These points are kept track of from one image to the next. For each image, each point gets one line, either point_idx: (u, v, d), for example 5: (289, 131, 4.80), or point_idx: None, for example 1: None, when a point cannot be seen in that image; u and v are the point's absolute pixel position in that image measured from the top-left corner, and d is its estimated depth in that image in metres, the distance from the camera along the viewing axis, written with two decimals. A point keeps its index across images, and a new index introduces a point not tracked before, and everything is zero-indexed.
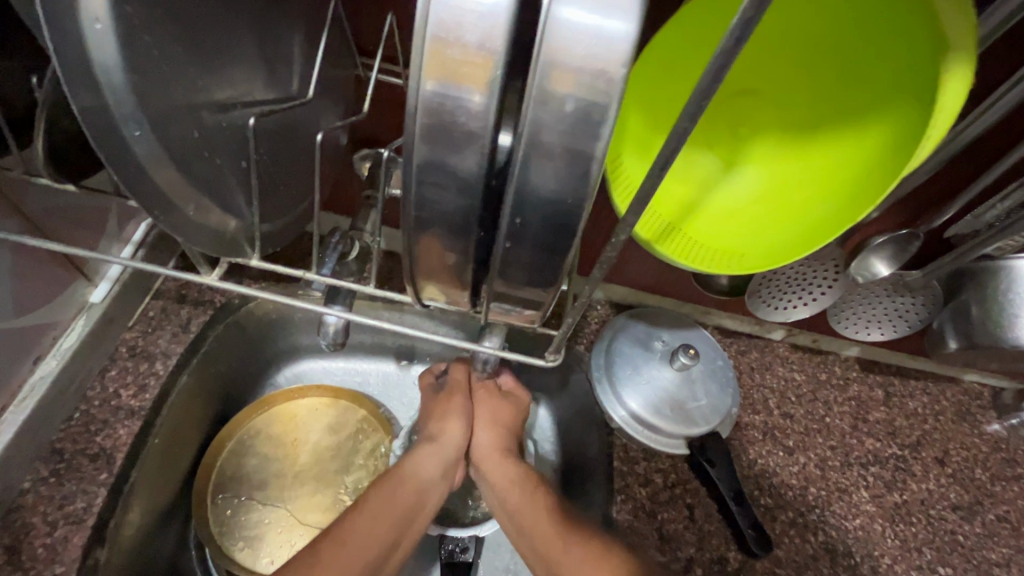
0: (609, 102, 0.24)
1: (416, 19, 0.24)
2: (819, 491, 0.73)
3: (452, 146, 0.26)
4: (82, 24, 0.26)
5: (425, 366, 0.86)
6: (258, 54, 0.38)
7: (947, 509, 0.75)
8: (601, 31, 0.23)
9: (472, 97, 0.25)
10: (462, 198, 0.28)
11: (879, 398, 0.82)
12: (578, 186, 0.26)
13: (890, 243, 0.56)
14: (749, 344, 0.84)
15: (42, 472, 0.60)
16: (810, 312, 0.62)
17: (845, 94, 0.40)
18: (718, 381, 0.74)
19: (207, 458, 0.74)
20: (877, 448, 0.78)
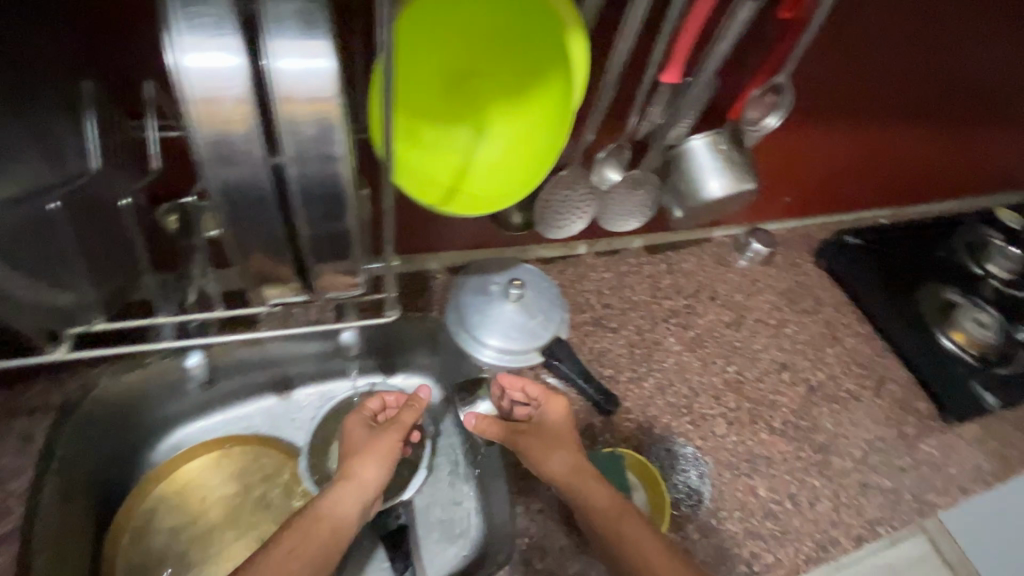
0: (334, 120, 0.36)
1: (179, 87, 0.33)
2: (642, 349, 0.96)
3: (237, 170, 0.37)
4: None
5: (306, 387, 0.91)
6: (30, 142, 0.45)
7: (723, 327, 1.04)
8: (310, 72, 0.34)
9: (239, 135, 0.35)
10: (262, 207, 0.38)
11: (664, 268, 1.10)
12: (339, 178, 0.38)
13: (612, 156, 0.76)
14: (565, 264, 1.05)
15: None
16: (584, 224, 0.80)
17: (532, 65, 0.55)
18: (547, 298, 0.92)
19: (107, 552, 0.74)
20: (672, 304, 1.05)
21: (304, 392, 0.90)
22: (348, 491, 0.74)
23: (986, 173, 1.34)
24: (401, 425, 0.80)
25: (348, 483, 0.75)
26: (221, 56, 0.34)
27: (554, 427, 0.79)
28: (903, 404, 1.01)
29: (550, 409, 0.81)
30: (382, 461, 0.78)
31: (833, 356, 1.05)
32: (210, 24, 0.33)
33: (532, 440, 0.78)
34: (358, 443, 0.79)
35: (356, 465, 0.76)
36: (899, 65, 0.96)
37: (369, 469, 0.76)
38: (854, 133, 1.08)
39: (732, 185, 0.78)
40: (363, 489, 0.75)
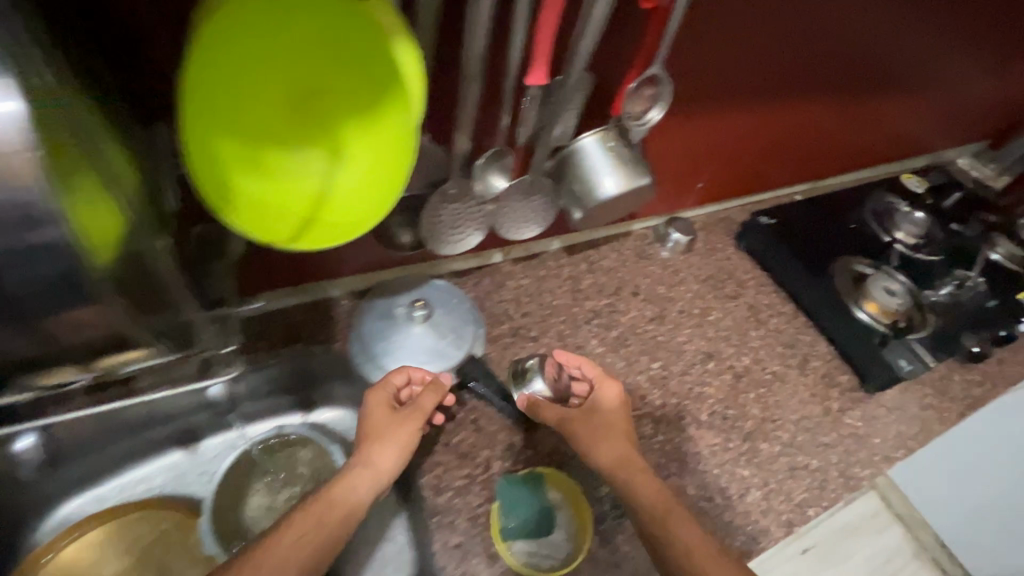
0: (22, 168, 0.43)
1: None
2: (563, 356, 0.94)
3: None
4: None
5: (215, 437, 0.83)
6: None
7: (646, 322, 1.02)
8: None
9: None
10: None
11: (585, 268, 1.08)
12: (43, 218, 0.46)
13: (491, 162, 0.69)
14: (480, 275, 1.01)
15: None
16: (479, 236, 0.77)
17: (371, 81, 0.50)
18: (457, 315, 0.88)
19: None
20: (593, 305, 1.02)
21: (212, 444, 0.83)
22: (362, 480, 0.69)
23: (884, 143, 1.37)
24: (421, 408, 0.74)
25: (365, 469, 0.70)
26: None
27: (607, 413, 0.77)
28: (826, 379, 1.02)
29: (604, 392, 0.79)
30: (400, 449, 0.72)
31: (756, 339, 1.06)
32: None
33: (585, 424, 0.76)
34: (379, 424, 0.73)
35: (372, 451, 0.71)
36: (786, 44, 0.94)
37: (387, 453, 0.71)
38: (752, 115, 1.06)
39: (625, 183, 0.76)
40: (379, 476, 0.71)
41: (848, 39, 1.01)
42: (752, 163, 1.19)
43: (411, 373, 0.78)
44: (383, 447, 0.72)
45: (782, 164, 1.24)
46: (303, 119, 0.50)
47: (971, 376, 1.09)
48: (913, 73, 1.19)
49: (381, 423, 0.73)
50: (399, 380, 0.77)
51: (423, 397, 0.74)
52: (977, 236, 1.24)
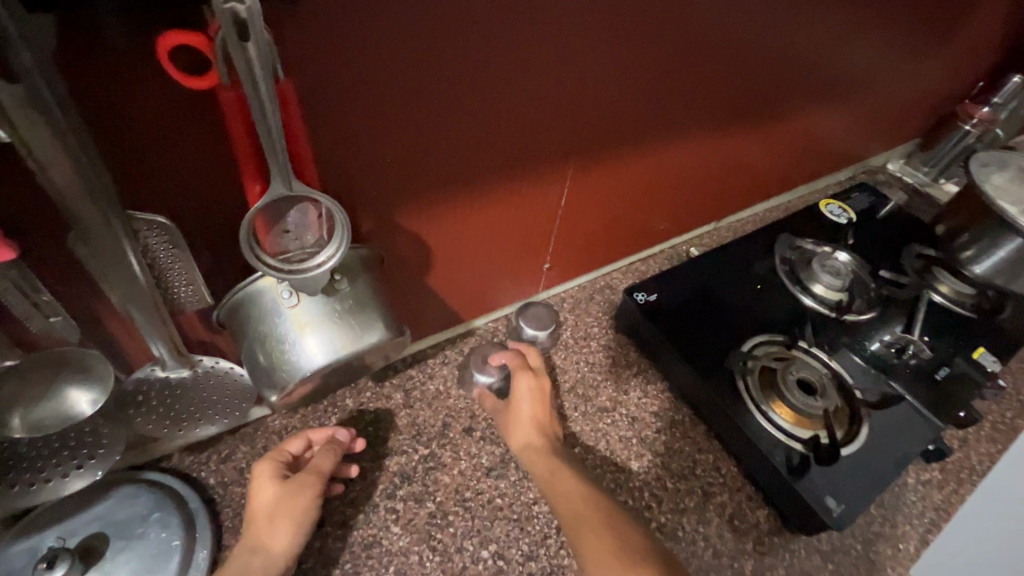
0: None
1: None
2: (345, 563, 0.64)
3: None
4: None
5: None
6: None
7: (481, 477, 0.72)
8: None
9: None
10: None
11: (399, 401, 0.78)
12: None
13: (35, 365, 0.46)
14: (232, 444, 0.70)
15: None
16: (88, 480, 0.51)
17: None
18: (144, 551, 0.57)
19: None
20: (403, 462, 0.73)
21: None
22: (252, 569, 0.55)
23: (780, 165, 1.10)
24: (319, 473, 0.62)
25: (253, 558, 0.56)
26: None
27: (523, 408, 0.73)
28: (735, 522, 0.74)
29: (518, 385, 0.74)
30: (292, 531, 0.59)
31: (639, 473, 0.77)
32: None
33: (503, 421, 0.74)
34: (269, 502, 0.59)
35: (262, 533, 0.58)
36: (608, 79, 0.62)
37: (288, 530, 0.58)
38: (594, 175, 0.75)
39: (337, 347, 0.47)
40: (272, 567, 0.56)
41: (704, 53, 0.69)
42: (618, 222, 0.90)
43: (309, 436, 0.67)
44: (279, 524, 0.58)
45: (650, 213, 0.94)
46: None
47: (929, 475, 0.83)
48: (802, 83, 0.91)
49: (272, 492, 0.60)
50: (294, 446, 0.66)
51: (319, 458, 0.63)
52: (915, 278, 0.98)
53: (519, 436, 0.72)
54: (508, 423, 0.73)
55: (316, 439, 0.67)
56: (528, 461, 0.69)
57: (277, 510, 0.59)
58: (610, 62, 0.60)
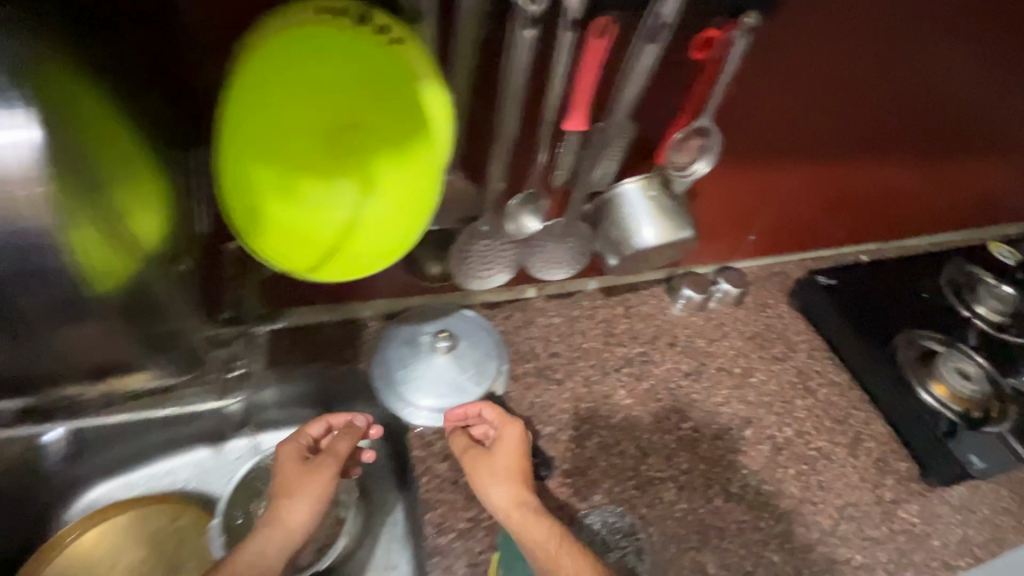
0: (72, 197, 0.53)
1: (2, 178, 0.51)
2: (588, 404, 0.90)
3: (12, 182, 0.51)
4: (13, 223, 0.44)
5: (238, 440, 0.87)
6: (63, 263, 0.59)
7: (681, 377, 0.97)
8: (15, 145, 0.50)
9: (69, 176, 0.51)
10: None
11: (620, 312, 1.04)
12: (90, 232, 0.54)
13: (528, 203, 0.68)
14: (512, 308, 0.99)
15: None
16: (506, 276, 0.76)
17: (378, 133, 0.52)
18: (481, 349, 0.87)
19: None
20: (625, 352, 0.98)
21: (236, 446, 0.86)
22: (269, 540, 0.68)
23: (960, 216, 1.25)
24: (337, 455, 0.73)
25: (271, 530, 0.68)
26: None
27: (501, 458, 0.76)
28: (879, 462, 0.92)
29: (503, 436, 0.77)
30: (312, 511, 0.70)
31: (803, 409, 0.97)
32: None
33: (478, 463, 0.75)
34: (291, 477, 0.72)
35: (284, 507, 0.70)
36: (853, 90, 0.88)
37: (303, 507, 0.70)
38: (814, 169, 0.99)
39: (662, 235, 0.72)
40: (292, 534, 0.69)
41: (917, 90, 0.92)
42: (814, 225, 1.12)
43: (329, 422, 0.78)
44: (297, 503, 0.70)
45: (841, 220, 1.12)
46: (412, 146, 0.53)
47: None
48: (998, 141, 1.09)
49: (290, 475, 0.72)
50: (314, 430, 0.77)
51: (336, 446, 0.74)
52: None
53: (504, 483, 0.73)
54: (494, 468, 0.75)
55: (334, 424, 0.78)
56: (518, 527, 0.70)
57: (292, 493, 0.70)
58: (860, 74, 0.87)
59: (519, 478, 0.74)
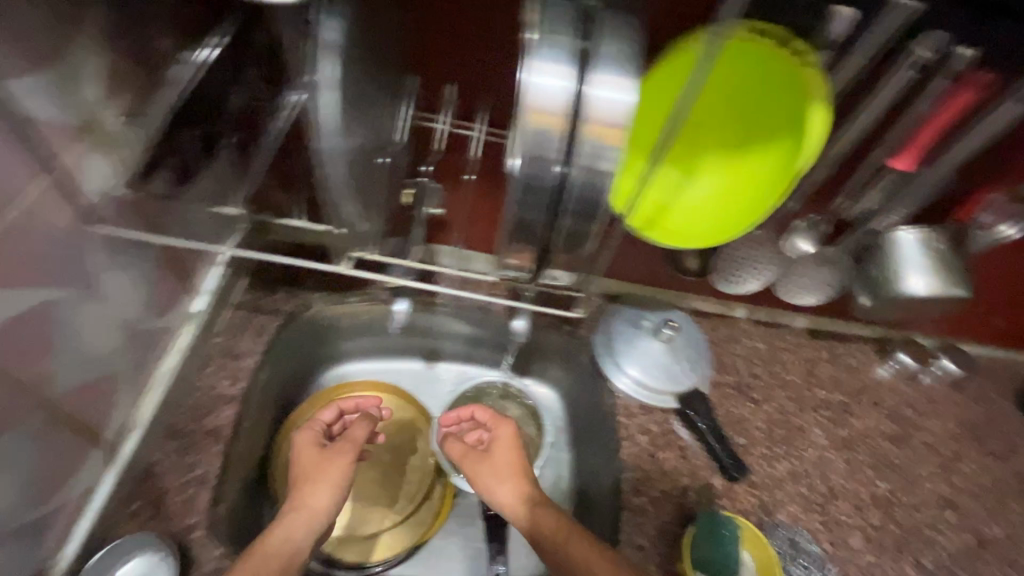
0: (606, 168, 0.40)
1: (519, 99, 0.38)
2: (783, 431, 0.91)
3: (588, 151, 0.39)
4: (596, 169, 0.40)
5: (447, 364, 1.02)
6: (570, 224, 0.44)
7: (883, 438, 0.94)
8: (614, 98, 0.38)
9: (611, 156, 0.39)
10: (547, 202, 0.42)
11: (825, 356, 1.01)
12: (598, 205, 0.42)
13: (809, 227, 0.77)
14: (718, 322, 1.02)
15: (138, 493, 0.68)
16: (758, 286, 0.82)
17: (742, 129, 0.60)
18: (695, 347, 0.93)
19: (284, 430, 0.88)
20: (825, 396, 0.97)
21: (445, 368, 1.01)
22: (295, 524, 0.70)
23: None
24: (353, 439, 0.81)
25: (296, 515, 0.71)
26: (623, 94, 0.38)
27: (500, 458, 0.82)
28: None
29: (497, 434, 0.86)
30: (331, 499, 0.74)
31: (1017, 514, 0.89)
32: (591, 75, 0.37)
33: (483, 468, 0.81)
34: (310, 459, 0.78)
35: (306, 492, 0.74)
36: None
37: (324, 491, 0.74)
38: None
39: (935, 286, 0.71)
40: (315, 518, 0.72)
41: None
42: None
43: (342, 408, 0.87)
44: (319, 488, 0.74)
45: None
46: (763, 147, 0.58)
47: None
48: None
49: (310, 461, 0.78)
50: (325, 415, 0.85)
51: (354, 430, 0.82)
52: None
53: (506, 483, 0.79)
54: (496, 469, 0.81)
55: (344, 409, 0.87)
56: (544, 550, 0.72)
57: (318, 477, 0.76)
58: None
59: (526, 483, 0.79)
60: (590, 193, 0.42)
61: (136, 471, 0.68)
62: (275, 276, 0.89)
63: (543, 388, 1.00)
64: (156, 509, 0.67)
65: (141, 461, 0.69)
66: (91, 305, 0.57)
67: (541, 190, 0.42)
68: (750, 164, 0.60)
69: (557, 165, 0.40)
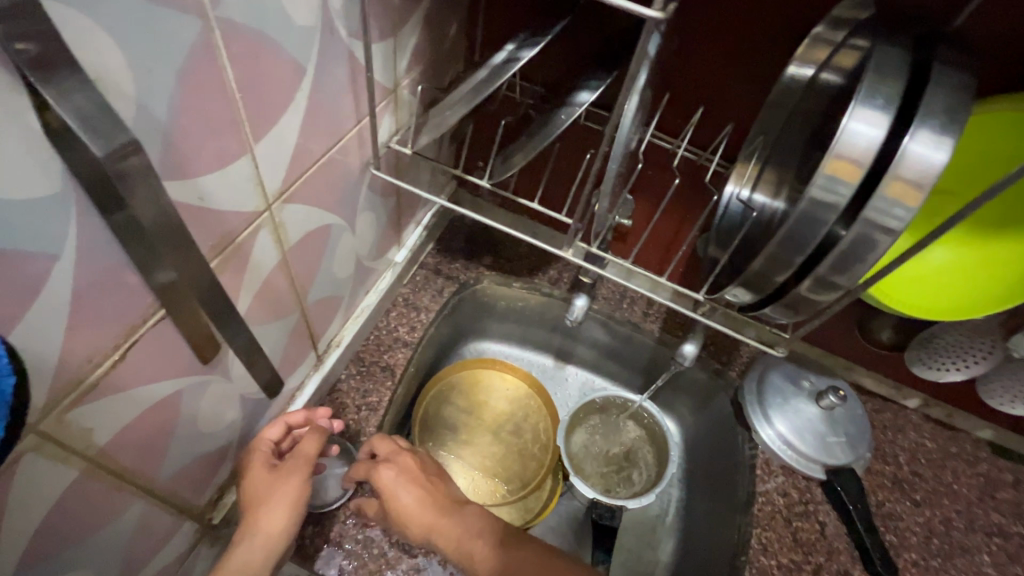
0: (893, 225, 0.40)
1: (830, 142, 0.39)
2: (943, 544, 0.82)
3: (882, 204, 0.39)
4: (883, 223, 0.40)
5: (578, 368, 1.05)
6: (822, 271, 0.45)
7: None
8: (933, 158, 0.37)
9: (904, 213, 0.39)
10: (809, 244, 0.44)
11: (1009, 480, 0.88)
12: (865, 257, 0.42)
13: None
14: (884, 406, 0.92)
15: (327, 402, 0.79)
16: (960, 378, 0.76)
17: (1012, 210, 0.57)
18: (857, 425, 0.85)
19: (429, 386, 0.96)
20: (1002, 523, 0.84)
21: (574, 371, 1.05)
22: (248, 550, 0.55)
23: None
24: (307, 458, 0.61)
25: (249, 539, 0.56)
26: (944, 157, 0.37)
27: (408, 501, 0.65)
28: None
29: (377, 479, 0.65)
30: (293, 524, 0.58)
31: None
32: (916, 132, 0.37)
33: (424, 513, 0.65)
34: (257, 483, 0.59)
35: (253, 517, 0.56)
36: None
37: (283, 511, 0.57)
38: None
39: None
40: (271, 542, 0.56)
41: None
42: None
43: (291, 422, 0.65)
44: (267, 507, 0.57)
45: None
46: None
47: None
48: None
49: (259, 488, 0.58)
50: (273, 432, 0.63)
51: (307, 443, 0.62)
52: None
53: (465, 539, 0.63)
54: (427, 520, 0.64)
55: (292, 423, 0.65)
56: None
57: (262, 503, 0.57)
58: None
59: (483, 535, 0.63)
60: (862, 246, 0.41)
61: (330, 382, 0.80)
62: (456, 247, 0.98)
63: (670, 421, 0.99)
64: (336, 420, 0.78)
65: (333, 375, 0.80)
66: (347, 235, 0.67)
67: (808, 231, 0.43)
68: (1007, 247, 0.57)
69: (836, 212, 0.42)
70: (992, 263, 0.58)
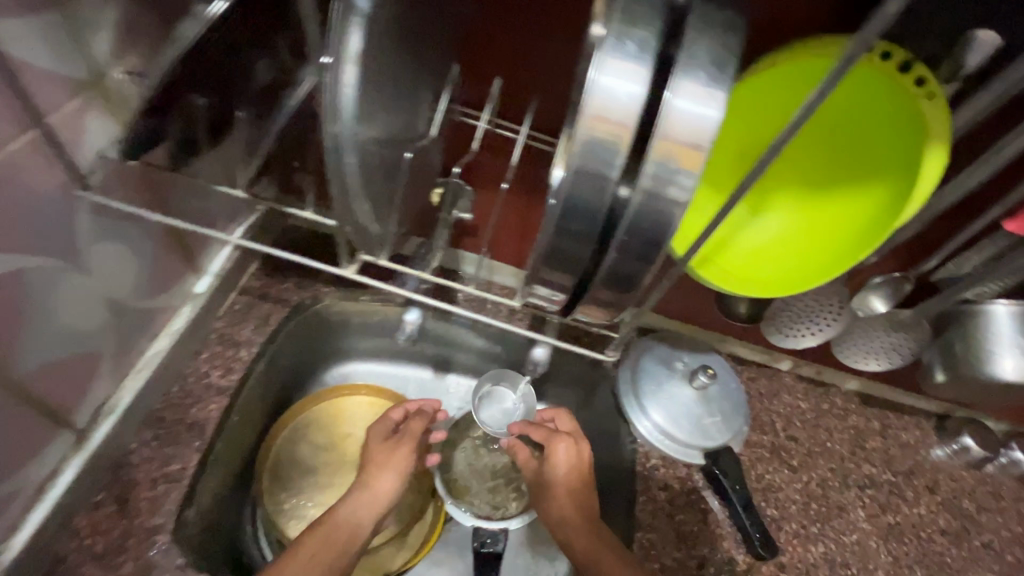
0: (673, 198, 0.32)
1: (579, 102, 0.31)
2: (820, 507, 0.81)
3: (657, 176, 0.32)
4: (665, 198, 0.32)
5: (459, 375, 0.90)
6: (617, 262, 0.36)
7: (936, 532, 0.82)
8: (699, 114, 0.30)
9: (685, 184, 0.31)
10: (592, 231, 0.35)
11: (876, 429, 0.88)
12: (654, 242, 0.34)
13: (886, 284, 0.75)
14: (758, 372, 0.90)
15: (114, 484, 0.63)
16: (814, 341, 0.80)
17: (832, 168, 0.53)
18: (732, 401, 0.82)
19: (275, 428, 0.79)
20: (872, 473, 0.85)
21: (456, 380, 0.90)
22: (351, 509, 0.63)
23: None
24: (412, 437, 0.70)
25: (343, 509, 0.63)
26: (713, 110, 0.30)
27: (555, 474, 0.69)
28: None
29: (553, 452, 0.70)
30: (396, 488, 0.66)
31: None
32: (676, 83, 0.30)
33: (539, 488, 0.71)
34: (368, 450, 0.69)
35: (362, 484, 0.66)
36: None
37: (391, 476, 0.66)
38: None
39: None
40: (374, 506, 0.64)
41: None
42: None
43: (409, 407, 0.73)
44: (382, 472, 0.67)
45: None
46: (859, 189, 0.51)
47: None
48: None
49: (376, 459, 0.68)
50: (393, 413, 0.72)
51: (415, 425, 0.70)
52: None
53: (566, 527, 0.65)
54: (557, 487, 0.69)
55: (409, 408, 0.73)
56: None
57: (375, 465, 0.67)
58: None
59: (590, 526, 0.64)
60: (648, 225, 0.33)
61: (115, 455, 0.64)
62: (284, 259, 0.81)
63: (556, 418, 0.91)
64: (122, 504, 0.62)
65: (119, 447, 0.64)
66: (77, 278, 0.52)
67: (587, 215, 0.34)
68: (833, 208, 0.53)
69: (612, 188, 0.33)
70: (819, 227, 0.53)
